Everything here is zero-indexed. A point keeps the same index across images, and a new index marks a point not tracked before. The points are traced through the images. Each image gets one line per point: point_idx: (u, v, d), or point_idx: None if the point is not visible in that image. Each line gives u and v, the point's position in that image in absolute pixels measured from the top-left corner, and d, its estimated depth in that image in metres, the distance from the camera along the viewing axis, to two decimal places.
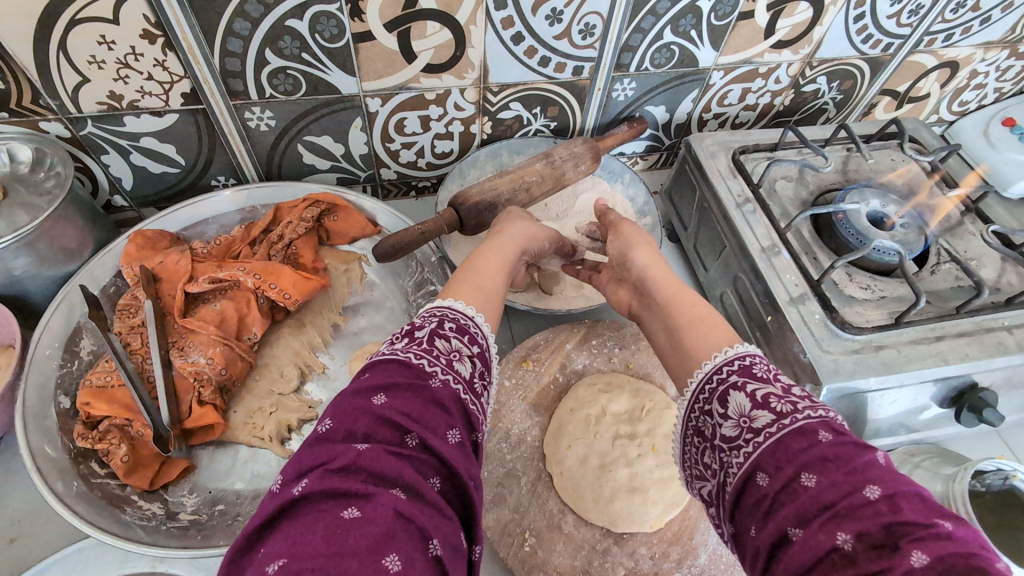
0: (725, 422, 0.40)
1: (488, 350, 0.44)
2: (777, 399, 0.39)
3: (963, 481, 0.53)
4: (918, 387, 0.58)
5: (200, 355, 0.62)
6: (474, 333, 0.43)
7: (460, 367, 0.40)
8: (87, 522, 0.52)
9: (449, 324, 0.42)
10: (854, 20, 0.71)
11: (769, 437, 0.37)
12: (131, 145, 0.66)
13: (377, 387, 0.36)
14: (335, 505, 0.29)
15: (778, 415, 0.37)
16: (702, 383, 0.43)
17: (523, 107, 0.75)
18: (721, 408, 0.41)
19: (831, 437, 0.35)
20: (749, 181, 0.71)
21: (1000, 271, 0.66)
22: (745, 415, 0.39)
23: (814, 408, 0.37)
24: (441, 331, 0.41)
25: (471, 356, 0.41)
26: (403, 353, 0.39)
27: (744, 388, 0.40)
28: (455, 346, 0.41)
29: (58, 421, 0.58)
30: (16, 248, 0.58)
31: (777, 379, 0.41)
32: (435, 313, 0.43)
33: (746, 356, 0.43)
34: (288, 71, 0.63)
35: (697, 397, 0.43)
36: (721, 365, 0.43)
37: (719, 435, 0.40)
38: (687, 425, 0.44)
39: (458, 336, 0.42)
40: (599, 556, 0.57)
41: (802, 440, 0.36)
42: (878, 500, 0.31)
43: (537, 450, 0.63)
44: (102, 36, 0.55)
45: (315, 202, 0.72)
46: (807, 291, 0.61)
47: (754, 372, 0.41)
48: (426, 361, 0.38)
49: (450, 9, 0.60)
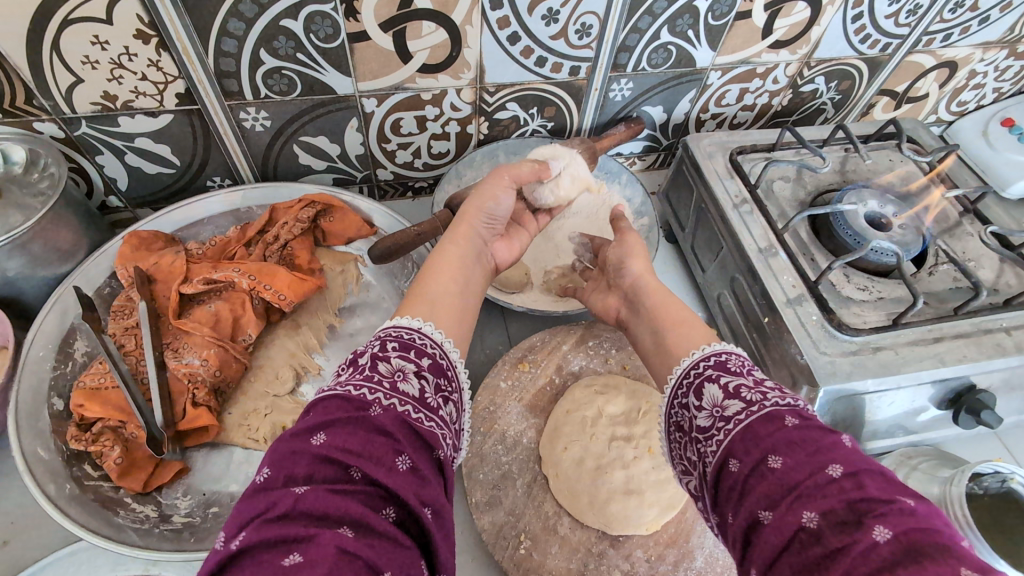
0: (699, 413, 0.40)
1: (439, 359, 0.43)
2: (749, 389, 0.39)
3: (961, 484, 0.53)
4: (916, 389, 0.57)
5: (194, 357, 0.61)
6: (420, 346, 0.43)
7: (406, 388, 0.39)
8: (79, 524, 0.52)
9: (392, 344, 0.42)
10: (852, 20, 0.71)
11: (739, 424, 0.37)
12: (126, 145, 0.66)
13: (317, 425, 0.35)
14: (276, 554, 0.29)
15: (748, 404, 0.38)
16: (681, 376, 0.44)
17: (519, 108, 0.75)
18: (697, 400, 0.41)
19: (797, 422, 0.36)
20: (747, 182, 0.71)
21: (999, 272, 0.66)
22: (717, 406, 0.39)
23: (783, 396, 0.38)
24: (383, 354, 0.41)
25: (419, 372, 0.41)
26: (344, 387, 0.38)
27: (717, 380, 0.41)
28: (398, 365, 0.40)
29: (51, 423, 0.57)
30: (10, 249, 0.57)
31: (751, 372, 0.41)
32: (383, 334, 0.43)
33: (722, 353, 0.43)
34: (283, 72, 0.62)
35: (677, 390, 0.43)
36: (699, 361, 0.43)
37: (695, 426, 0.40)
38: (669, 420, 0.44)
39: (401, 354, 0.41)
40: (595, 559, 0.57)
41: (769, 424, 0.36)
42: (842, 477, 0.32)
43: (532, 452, 0.63)
44: (95, 36, 0.55)
45: (311, 203, 0.71)
46: (804, 292, 0.61)
47: (728, 366, 0.41)
48: (367, 390, 0.38)
49: (446, 9, 0.60)
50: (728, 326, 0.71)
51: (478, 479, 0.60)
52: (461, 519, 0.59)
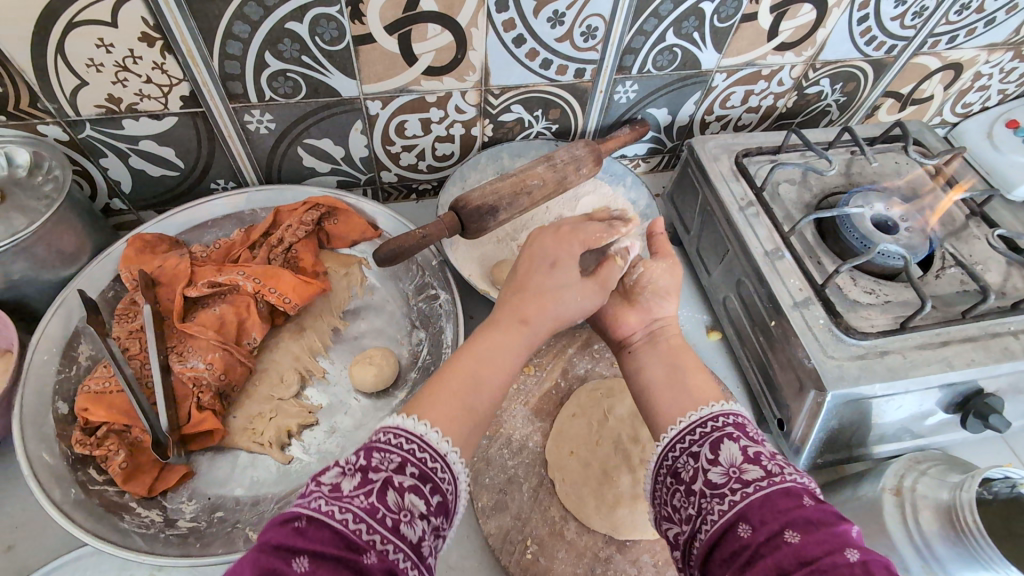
0: (712, 468, 0.40)
1: (449, 502, 0.39)
2: (768, 458, 0.39)
3: (971, 488, 0.49)
4: (923, 393, 0.57)
5: (199, 361, 0.61)
6: (437, 479, 0.38)
7: (407, 532, 0.35)
8: (84, 528, 0.52)
9: (410, 470, 0.37)
10: (857, 22, 0.71)
11: (758, 491, 0.37)
12: (130, 148, 0.66)
13: (302, 548, 0.32)
14: None
15: (769, 473, 0.38)
16: (693, 424, 0.43)
17: (524, 110, 0.75)
18: (711, 454, 0.41)
19: (814, 503, 0.36)
20: (752, 184, 0.70)
21: (1006, 275, 0.66)
22: (735, 466, 0.39)
23: (800, 475, 0.38)
24: (398, 480, 0.36)
25: (425, 516, 0.37)
26: (342, 516, 0.34)
27: (737, 441, 0.41)
28: (408, 503, 0.36)
29: (56, 427, 0.57)
30: (14, 252, 0.57)
31: (766, 444, 0.41)
32: (399, 447, 0.38)
33: (740, 416, 0.43)
34: (288, 74, 0.62)
35: (684, 437, 0.43)
36: (718, 414, 0.43)
37: (704, 480, 0.39)
38: (661, 464, 0.43)
39: (416, 486, 0.37)
40: (602, 564, 0.56)
41: (787, 500, 0.36)
42: (857, 562, 0.32)
43: (538, 456, 0.63)
44: (100, 39, 0.55)
45: (315, 205, 0.71)
46: (811, 295, 0.61)
47: (748, 432, 0.42)
48: (365, 528, 0.34)
49: (451, 11, 0.60)
50: (734, 328, 0.71)
51: (483, 483, 0.60)
52: (467, 524, 0.59)
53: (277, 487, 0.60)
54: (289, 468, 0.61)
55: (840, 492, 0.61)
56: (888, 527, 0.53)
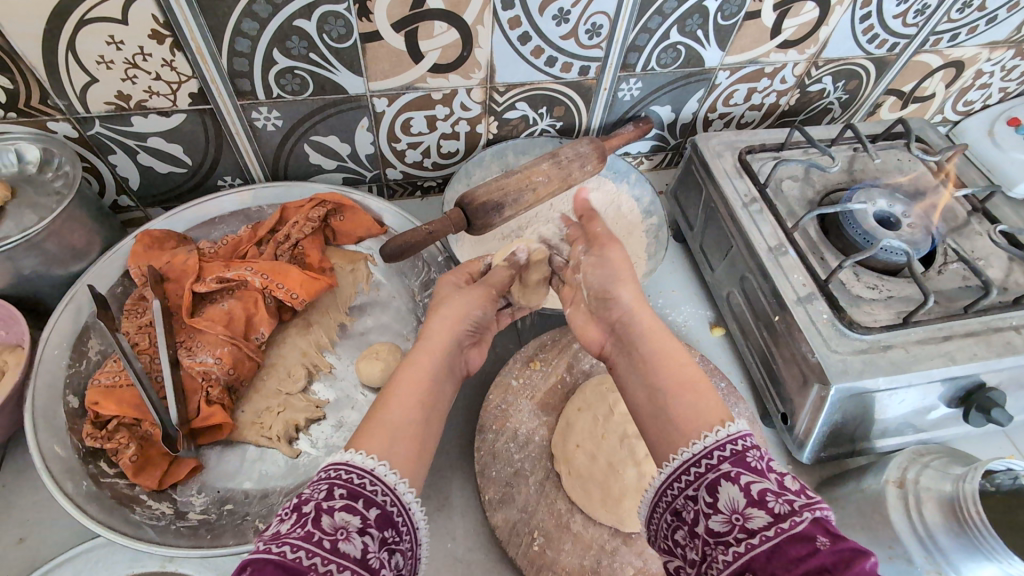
0: (715, 515, 0.38)
1: (395, 509, 0.38)
2: (774, 496, 0.36)
3: (973, 480, 0.50)
4: (926, 388, 0.58)
5: (208, 355, 0.61)
6: (370, 493, 0.38)
7: (347, 549, 0.34)
8: (95, 519, 0.52)
9: (339, 491, 0.37)
10: (860, 20, 0.71)
11: (765, 539, 0.35)
12: (138, 145, 0.67)
13: None
14: None
15: (775, 517, 0.35)
16: (686, 463, 0.41)
17: (529, 107, 0.75)
18: (710, 497, 0.39)
19: (828, 543, 0.33)
20: (756, 181, 0.71)
21: (1007, 271, 0.66)
22: (737, 512, 0.37)
23: (810, 508, 0.35)
24: (328, 504, 0.36)
25: (364, 529, 0.36)
26: (278, 549, 0.33)
27: (736, 480, 0.38)
28: (342, 521, 0.35)
29: (67, 420, 0.58)
30: (25, 248, 0.58)
31: (771, 470, 0.39)
32: (327, 476, 0.38)
33: (741, 438, 0.40)
34: (296, 71, 0.63)
35: (682, 476, 0.41)
36: (712, 449, 0.40)
37: (709, 527, 0.38)
38: (662, 502, 0.42)
39: (348, 504, 0.36)
40: (607, 556, 0.57)
41: (799, 547, 0.33)
42: None
43: (545, 449, 0.63)
44: (110, 36, 0.55)
45: (322, 202, 0.72)
46: (814, 290, 0.61)
47: (747, 462, 0.39)
48: (303, 554, 0.33)
49: (457, 9, 0.60)
50: (737, 324, 0.71)
51: (490, 476, 0.60)
52: (474, 515, 0.60)
53: (285, 480, 0.60)
54: (297, 461, 0.62)
55: (842, 485, 0.61)
56: (892, 519, 0.53)
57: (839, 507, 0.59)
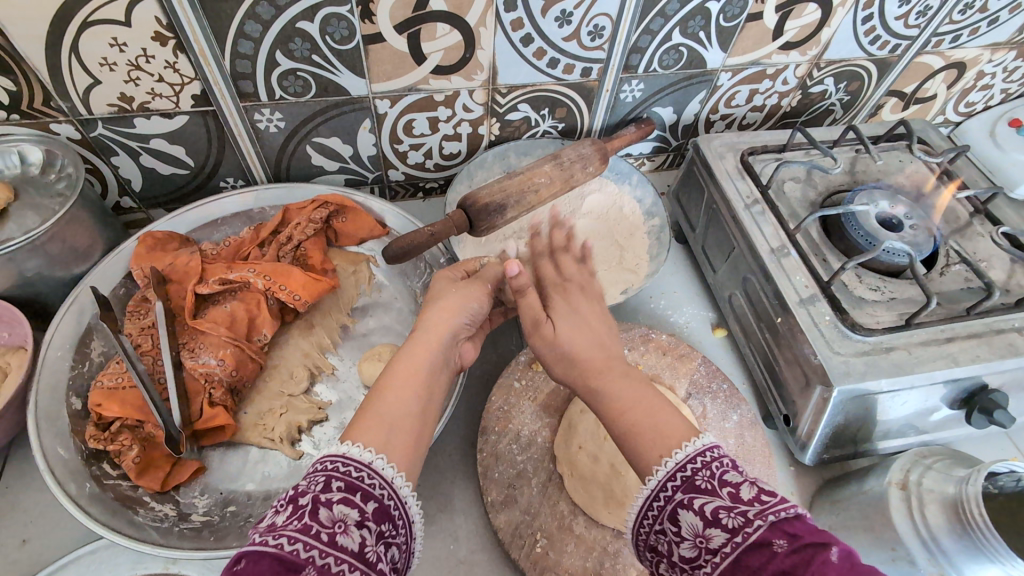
0: (682, 541, 0.38)
1: (391, 502, 0.38)
2: (726, 512, 0.36)
3: (976, 483, 0.49)
4: (929, 390, 0.58)
5: (210, 357, 0.61)
6: (366, 486, 0.38)
7: (345, 542, 0.34)
8: (98, 521, 0.53)
9: (336, 483, 0.37)
10: (861, 21, 0.72)
11: (726, 557, 0.35)
12: (141, 147, 0.67)
13: None
14: None
15: (731, 533, 0.35)
16: (647, 499, 0.40)
17: (531, 109, 0.75)
18: (674, 526, 0.39)
19: (786, 545, 0.33)
20: (758, 182, 0.71)
21: (1010, 272, 0.67)
22: (699, 536, 0.37)
23: (762, 511, 0.35)
24: (325, 497, 0.36)
25: (362, 522, 0.36)
26: (276, 540, 0.33)
27: (691, 504, 0.38)
28: (340, 513, 0.35)
29: (70, 422, 0.58)
30: (28, 251, 0.58)
31: (723, 484, 0.38)
32: (323, 468, 0.38)
33: (686, 463, 0.39)
34: (299, 73, 0.63)
35: (646, 513, 0.40)
36: (664, 482, 0.40)
37: (680, 555, 0.38)
38: (639, 540, 0.42)
39: (346, 497, 0.36)
40: (610, 557, 0.57)
41: (759, 555, 0.34)
42: None
43: (547, 451, 0.63)
44: (113, 38, 0.55)
45: (324, 203, 0.72)
46: (817, 292, 0.61)
47: (698, 485, 0.38)
48: (301, 546, 0.33)
49: (460, 11, 0.61)
50: (739, 326, 0.71)
51: (493, 478, 0.60)
52: (477, 516, 0.60)
53: (287, 482, 0.60)
54: (299, 463, 0.62)
55: (844, 487, 0.62)
56: (895, 521, 0.53)
57: (842, 508, 0.59)
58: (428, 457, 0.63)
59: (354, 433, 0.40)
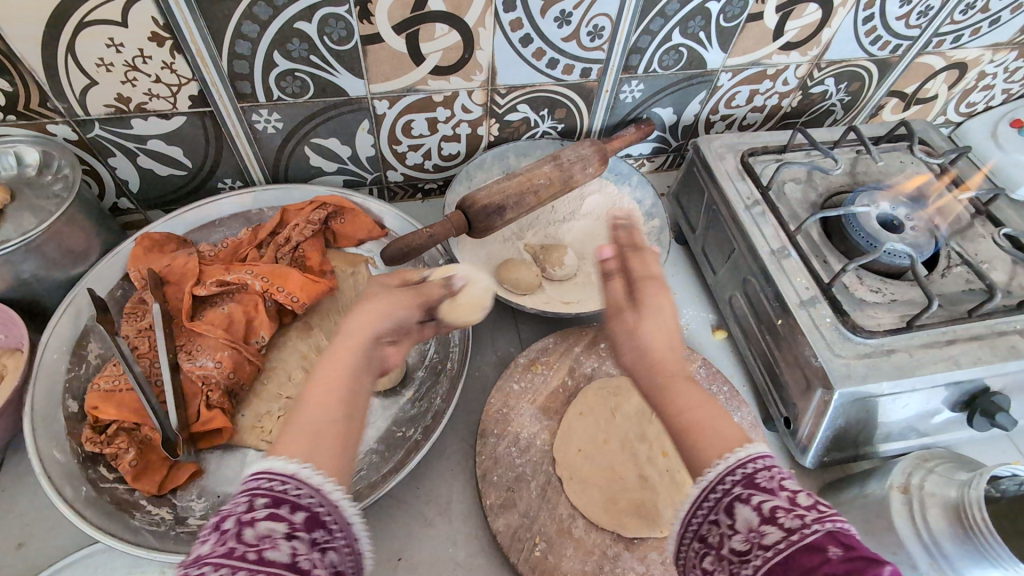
0: (733, 534, 0.37)
1: (320, 509, 0.37)
2: (785, 512, 0.35)
3: (978, 487, 0.49)
4: (930, 392, 0.57)
5: (208, 359, 0.61)
6: (294, 498, 0.36)
7: (275, 556, 0.33)
8: (94, 526, 0.52)
9: (260, 500, 0.35)
10: (862, 22, 0.71)
11: (779, 552, 0.34)
12: (138, 148, 0.66)
13: None
14: None
15: (788, 531, 0.34)
16: (704, 490, 0.39)
17: (530, 109, 0.75)
18: (727, 518, 0.37)
19: (841, 552, 0.32)
20: (758, 183, 0.71)
21: (1012, 274, 0.66)
22: (753, 530, 0.35)
23: (822, 519, 0.35)
24: (249, 515, 0.34)
25: (291, 534, 0.34)
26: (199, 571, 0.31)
27: (750, 500, 0.37)
28: (266, 529, 0.34)
29: (67, 425, 0.57)
30: (25, 252, 0.58)
31: (783, 488, 0.37)
32: (244, 489, 0.36)
33: (749, 461, 0.39)
34: (297, 74, 0.62)
35: (701, 503, 0.39)
36: (725, 474, 0.38)
37: (728, 547, 0.37)
38: (683, 528, 0.40)
39: (270, 512, 0.35)
40: (610, 561, 0.56)
41: (812, 557, 0.33)
42: None
43: (547, 453, 0.63)
44: (110, 39, 0.55)
45: (322, 204, 0.71)
46: (817, 294, 0.61)
47: (758, 483, 0.37)
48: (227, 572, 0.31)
49: (459, 10, 0.60)
50: (740, 328, 0.71)
51: (492, 481, 0.60)
52: (476, 519, 0.60)
53: None
54: None
55: (846, 490, 0.61)
56: (896, 525, 0.53)
57: (844, 512, 0.59)
58: (427, 461, 0.63)
59: (277, 449, 0.39)
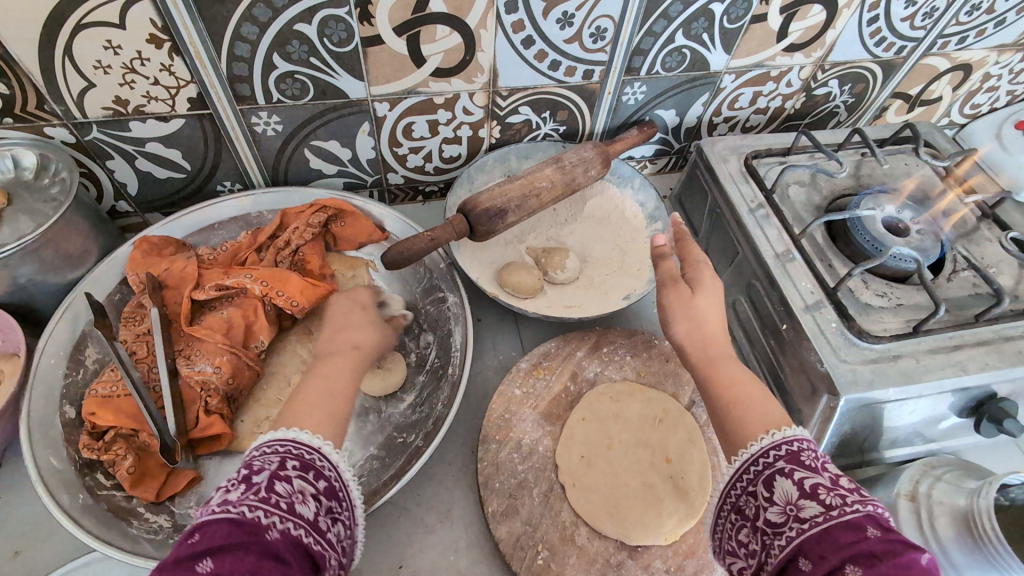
0: (770, 506, 0.39)
1: (335, 480, 0.42)
2: (826, 490, 0.37)
3: (988, 495, 0.49)
4: (936, 398, 0.57)
5: (207, 364, 0.60)
6: (319, 467, 0.41)
7: (303, 510, 0.38)
8: (91, 535, 0.52)
9: (291, 462, 0.40)
10: (867, 23, 0.71)
11: (815, 526, 0.36)
12: (136, 150, 0.66)
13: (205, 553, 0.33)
14: None
15: (827, 508, 0.36)
16: (747, 462, 0.43)
17: (532, 111, 0.74)
18: (766, 492, 0.40)
19: (878, 533, 0.34)
20: (762, 186, 0.70)
21: (1018, 278, 0.65)
22: (792, 503, 0.38)
23: (863, 502, 0.36)
24: (282, 473, 0.39)
25: (317, 494, 0.39)
26: (237, 508, 0.35)
27: (791, 475, 0.40)
28: (298, 487, 0.39)
29: (64, 431, 0.57)
30: (20, 256, 0.57)
31: (826, 468, 0.40)
32: (276, 449, 0.41)
33: (794, 441, 0.42)
34: (296, 76, 0.62)
35: (743, 475, 0.42)
36: (768, 449, 0.42)
37: (763, 518, 0.39)
38: (724, 499, 0.44)
39: (300, 474, 0.40)
40: (613, 569, 0.56)
41: (850, 533, 0.34)
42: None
43: (548, 460, 0.62)
44: (108, 41, 0.54)
45: (323, 207, 0.71)
46: (822, 298, 0.61)
47: (801, 460, 0.40)
48: (263, 513, 0.36)
49: (461, 12, 0.59)
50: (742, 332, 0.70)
51: (494, 487, 0.59)
52: (477, 525, 0.59)
53: None
54: None
55: None
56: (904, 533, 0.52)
57: None
58: (428, 467, 0.63)
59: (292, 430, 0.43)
